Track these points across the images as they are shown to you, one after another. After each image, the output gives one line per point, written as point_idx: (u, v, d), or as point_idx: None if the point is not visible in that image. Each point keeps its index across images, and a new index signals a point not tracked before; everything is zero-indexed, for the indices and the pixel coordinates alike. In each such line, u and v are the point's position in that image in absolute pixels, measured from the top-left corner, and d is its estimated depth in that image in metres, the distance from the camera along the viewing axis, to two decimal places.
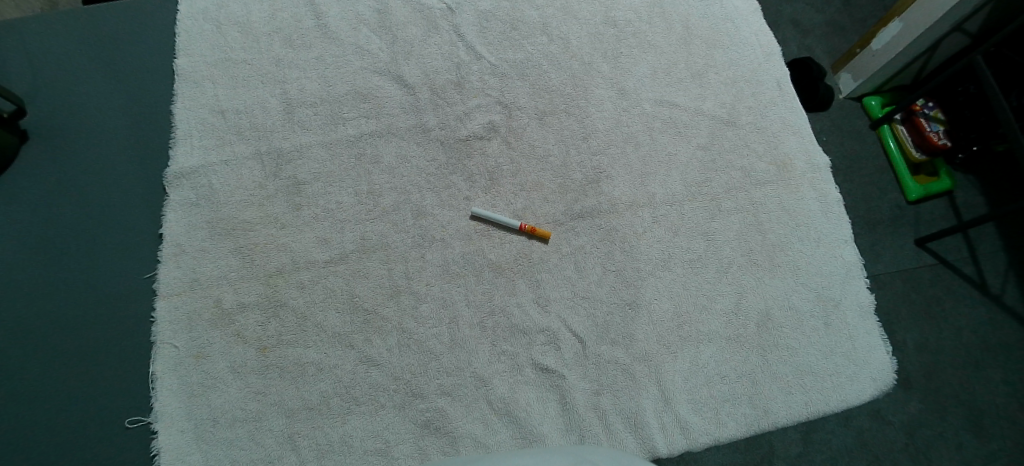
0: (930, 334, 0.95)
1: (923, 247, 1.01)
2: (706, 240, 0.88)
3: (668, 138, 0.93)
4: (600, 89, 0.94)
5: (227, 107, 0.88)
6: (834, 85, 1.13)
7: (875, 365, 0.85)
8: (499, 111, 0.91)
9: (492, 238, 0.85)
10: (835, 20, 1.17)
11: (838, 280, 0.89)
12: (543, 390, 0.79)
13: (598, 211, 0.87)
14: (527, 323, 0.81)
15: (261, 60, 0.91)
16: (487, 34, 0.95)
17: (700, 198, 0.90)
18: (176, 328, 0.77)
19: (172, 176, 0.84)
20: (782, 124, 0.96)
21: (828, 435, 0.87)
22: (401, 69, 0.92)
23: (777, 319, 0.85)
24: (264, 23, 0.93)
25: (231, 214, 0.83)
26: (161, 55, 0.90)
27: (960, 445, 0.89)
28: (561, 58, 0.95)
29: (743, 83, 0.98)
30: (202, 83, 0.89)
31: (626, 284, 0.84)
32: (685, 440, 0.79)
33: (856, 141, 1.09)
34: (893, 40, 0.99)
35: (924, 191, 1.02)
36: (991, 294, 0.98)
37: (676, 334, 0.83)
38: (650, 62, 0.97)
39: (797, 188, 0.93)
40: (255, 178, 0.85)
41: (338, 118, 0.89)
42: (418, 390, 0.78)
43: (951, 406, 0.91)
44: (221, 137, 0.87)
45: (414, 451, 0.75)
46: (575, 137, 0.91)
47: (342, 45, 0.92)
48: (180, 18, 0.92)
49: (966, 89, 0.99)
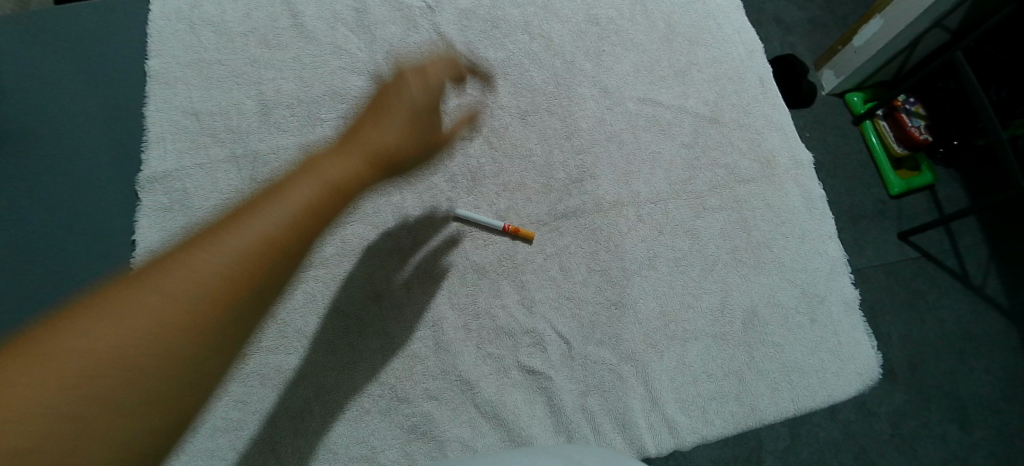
0: (914, 327, 0.96)
1: (906, 240, 1.02)
2: (691, 238, 0.87)
3: (652, 137, 0.92)
4: (583, 88, 0.93)
5: (201, 109, 0.86)
6: (817, 81, 1.14)
7: (861, 359, 0.85)
8: (480, 110, 0.90)
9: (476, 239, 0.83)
10: (816, 17, 1.18)
11: (823, 276, 0.89)
12: (530, 392, 0.78)
13: (582, 211, 0.87)
14: (513, 325, 0.80)
15: (237, 60, 0.89)
16: (467, 33, 0.94)
17: (684, 196, 0.89)
18: None
19: (145, 181, 0.82)
20: (765, 120, 0.96)
21: (814, 428, 0.89)
22: (380, 69, 0.90)
23: (762, 316, 0.85)
24: (239, 23, 0.91)
25: (207, 218, 0.81)
26: (132, 56, 0.88)
27: (945, 435, 0.90)
28: (543, 56, 0.94)
29: (726, 80, 0.98)
30: (175, 85, 0.87)
31: (612, 284, 0.84)
32: (674, 440, 0.78)
33: (839, 137, 1.09)
34: (874, 37, 1.00)
35: (906, 185, 1.03)
36: (973, 286, 0.99)
37: (662, 334, 0.82)
38: (633, 60, 0.96)
39: (780, 184, 0.93)
40: (230, 182, 0.83)
41: (316, 119, 0.87)
42: (403, 394, 0.76)
43: (937, 398, 0.92)
44: (196, 139, 0.85)
45: (401, 457, 0.74)
46: (558, 136, 0.90)
47: (319, 45, 0.90)
48: (152, 18, 0.89)
49: (945, 85, 1.00)
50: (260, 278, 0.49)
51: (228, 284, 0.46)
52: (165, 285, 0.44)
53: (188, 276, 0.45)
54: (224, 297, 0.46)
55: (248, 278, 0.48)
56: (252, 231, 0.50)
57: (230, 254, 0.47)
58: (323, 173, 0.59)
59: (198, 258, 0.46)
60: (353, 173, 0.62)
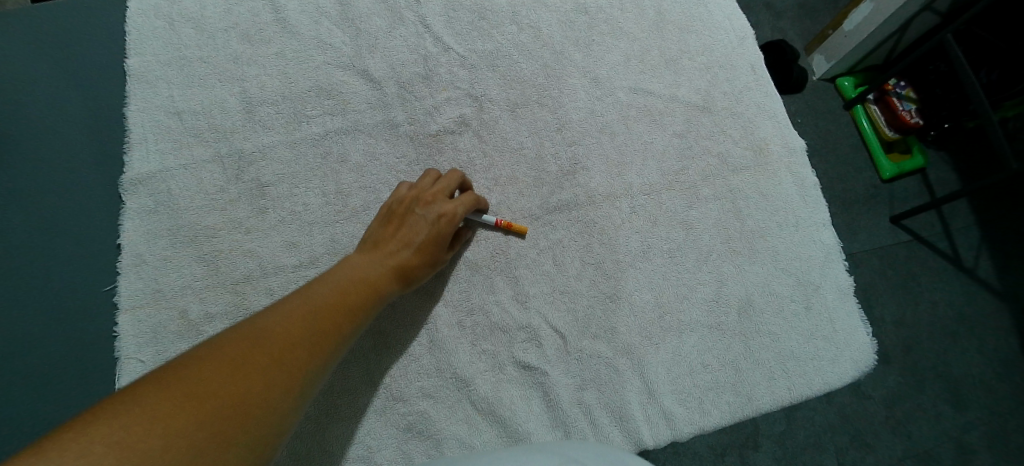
0: (908, 311, 0.96)
1: (898, 225, 1.02)
2: (685, 228, 0.87)
3: (644, 127, 0.91)
4: (573, 79, 0.92)
5: (184, 108, 0.84)
6: (808, 67, 1.13)
7: (855, 346, 0.86)
8: (469, 103, 0.89)
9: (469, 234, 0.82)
10: (806, 2, 1.17)
11: (817, 264, 0.89)
12: (526, 388, 0.78)
13: (575, 203, 0.86)
14: (507, 321, 0.79)
15: (218, 57, 0.87)
16: (454, 24, 0.92)
17: (678, 186, 0.89)
18: (140, 342, 0.75)
19: (128, 182, 0.80)
20: (758, 108, 0.95)
21: (810, 413, 0.90)
22: (365, 63, 0.88)
23: (757, 305, 0.85)
24: (219, 19, 0.88)
25: (194, 220, 0.80)
26: (112, 55, 0.86)
27: (938, 417, 0.91)
28: (532, 47, 0.93)
29: (718, 68, 0.97)
30: (156, 84, 0.85)
31: (606, 277, 0.83)
32: (671, 431, 0.78)
33: (830, 123, 1.09)
34: (864, 21, 0.98)
35: (898, 170, 1.03)
36: (965, 269, 1.00)
37: (658, 326, 0.82)
38: (623, 50, 0.95)
39: (773, 172, 0.92)
40: (216, 182, 0.81)
41: (301, 116, 0.85)
42: (399, 393, 0.76)
43: (931, 381, 0.92)
44: (179, 139, 0.83)
45: (398, 456, 0.73)
46: (548, 128, 0.89)
47: (303, 40, 0.88)
48: (129, 15, 0.87)
49: (936, 68, 0.99)
50: (305, 353, 0.60)
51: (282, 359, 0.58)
52: (234, 353, 0.56)
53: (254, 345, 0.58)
54: (276, 367, 0.57)
55: (296, 349, 0.60)
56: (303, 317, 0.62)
57: (286, 335, 0.60)
58: (352, 275, 0.69)
59: (262, 332, 0.59)
60: (380, 283, 0.70)
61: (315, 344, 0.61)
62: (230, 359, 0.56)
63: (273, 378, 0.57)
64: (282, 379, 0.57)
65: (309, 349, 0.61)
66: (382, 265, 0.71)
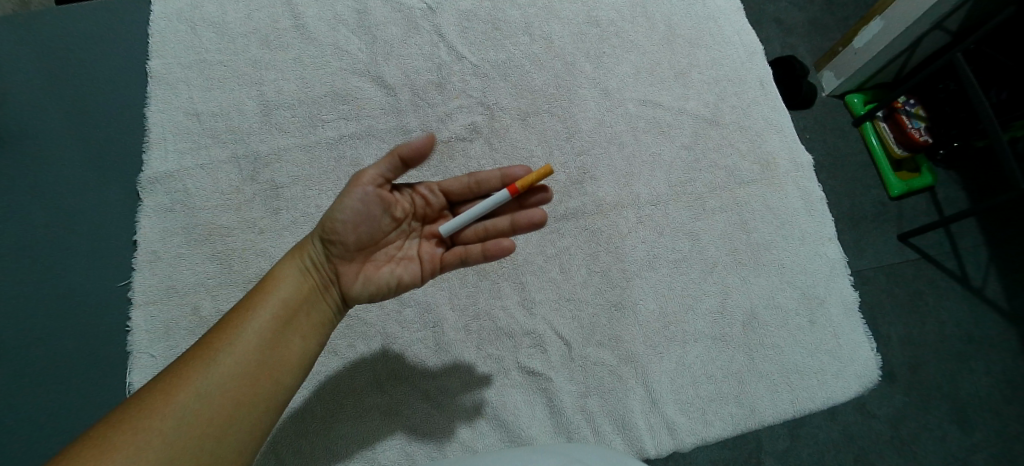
0: (913, 329, 0.96)
1: (906, 242, 1.02)
2: (691, 240, 0.87)
3: (652, 139, 0.92)
4: (584, 89, 0.93)
5: (202, 110, 0.86)
6: (817, 82, 1.14)
7: (859, 361, 0.86)
8: (481, 111, 0.90)
9: (500, 243, 0.68)
10: (816, 18, 1.18)
11: (823, 278, 0.89)
12: (530, 393, 0.78)
13: (582, 212, 0.87)
14: (513, 326, 0.80)
15: (237, 61, 0.89)
16: (468, 34, 0.94)
17: (685, 198, 0.90)
18: (153, 338, 0.76)
19: (146, 181, 0.82)
20: (765, 122, 0.96)
21: (813, 430, 0.90)
22: (380, 70, 0.90)
23: (762, 318, 0.85)
24: (240, 24, 0.91)
25: (209, 219, 0.81)
26: (134, 58, 0.88)
27: (944, 437, 0.90)
28: (544, 58, 0.94)
29: (726, 82, 0.98)
30: (175, 86, 0.87)
31: (612, 285, 0.84)
32: (673, 441, 0.79)
33: (839, 139, 1.09)
34: (874, 39, 0.99)
35: (906, 187, 1.03)
36: (974, 288, 0.99)
37: (663, 335, 0.82)
38: (633, 62, 0.96)
39: (781, 186, 0.93)
40: (231, 182, 0.83)
41: (317, 119, 0.87)
42: (405, 395, 0.77)
43: (936, 400, 0.92)
44: (197, 140, 0.85)
45: (402, 457, 0.74)
46: (558, 137, 0.90)
47: (320, 45, 0.90)
48: (154, 19, 0.89)
49: (946, 87, 0.99)
50: (218, 400, 0.55)
51: (186, 419, 0.53)
52: (116, 440, 0.50)
53: (142, 424, 0.51)
54: (202, 415, 0.54)
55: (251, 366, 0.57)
56: (199, 364, 0.56)
57: (184, 396, 0.54)
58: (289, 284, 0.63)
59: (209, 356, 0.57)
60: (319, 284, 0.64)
61: (226, 383, 0.56)
62: (115, 448, 0.49)
63: (181, 442, 0.52)
64: (194, 438, 0.52)
65: (221, 393, 0.55)
66: (290, 266, 0.64)
